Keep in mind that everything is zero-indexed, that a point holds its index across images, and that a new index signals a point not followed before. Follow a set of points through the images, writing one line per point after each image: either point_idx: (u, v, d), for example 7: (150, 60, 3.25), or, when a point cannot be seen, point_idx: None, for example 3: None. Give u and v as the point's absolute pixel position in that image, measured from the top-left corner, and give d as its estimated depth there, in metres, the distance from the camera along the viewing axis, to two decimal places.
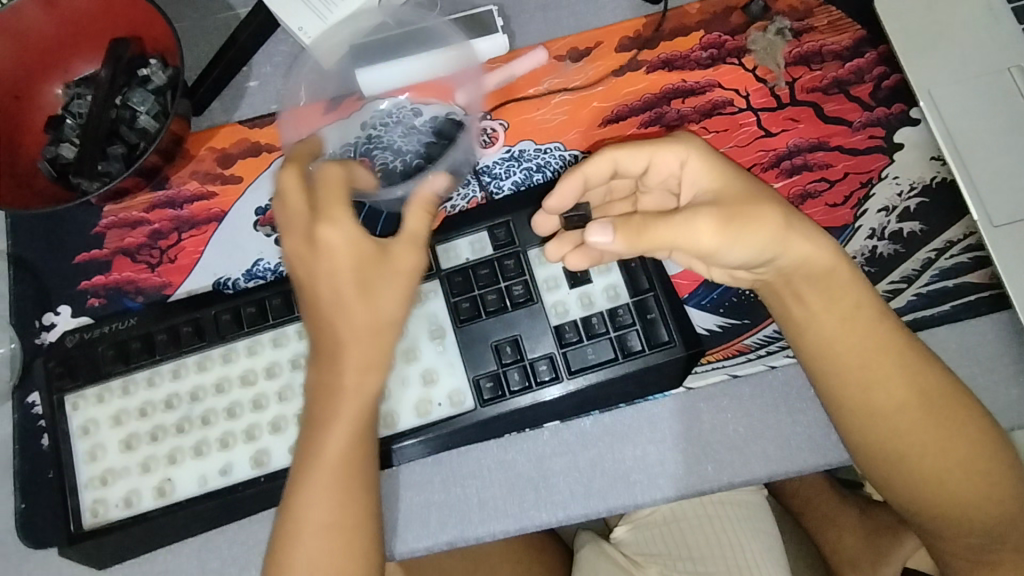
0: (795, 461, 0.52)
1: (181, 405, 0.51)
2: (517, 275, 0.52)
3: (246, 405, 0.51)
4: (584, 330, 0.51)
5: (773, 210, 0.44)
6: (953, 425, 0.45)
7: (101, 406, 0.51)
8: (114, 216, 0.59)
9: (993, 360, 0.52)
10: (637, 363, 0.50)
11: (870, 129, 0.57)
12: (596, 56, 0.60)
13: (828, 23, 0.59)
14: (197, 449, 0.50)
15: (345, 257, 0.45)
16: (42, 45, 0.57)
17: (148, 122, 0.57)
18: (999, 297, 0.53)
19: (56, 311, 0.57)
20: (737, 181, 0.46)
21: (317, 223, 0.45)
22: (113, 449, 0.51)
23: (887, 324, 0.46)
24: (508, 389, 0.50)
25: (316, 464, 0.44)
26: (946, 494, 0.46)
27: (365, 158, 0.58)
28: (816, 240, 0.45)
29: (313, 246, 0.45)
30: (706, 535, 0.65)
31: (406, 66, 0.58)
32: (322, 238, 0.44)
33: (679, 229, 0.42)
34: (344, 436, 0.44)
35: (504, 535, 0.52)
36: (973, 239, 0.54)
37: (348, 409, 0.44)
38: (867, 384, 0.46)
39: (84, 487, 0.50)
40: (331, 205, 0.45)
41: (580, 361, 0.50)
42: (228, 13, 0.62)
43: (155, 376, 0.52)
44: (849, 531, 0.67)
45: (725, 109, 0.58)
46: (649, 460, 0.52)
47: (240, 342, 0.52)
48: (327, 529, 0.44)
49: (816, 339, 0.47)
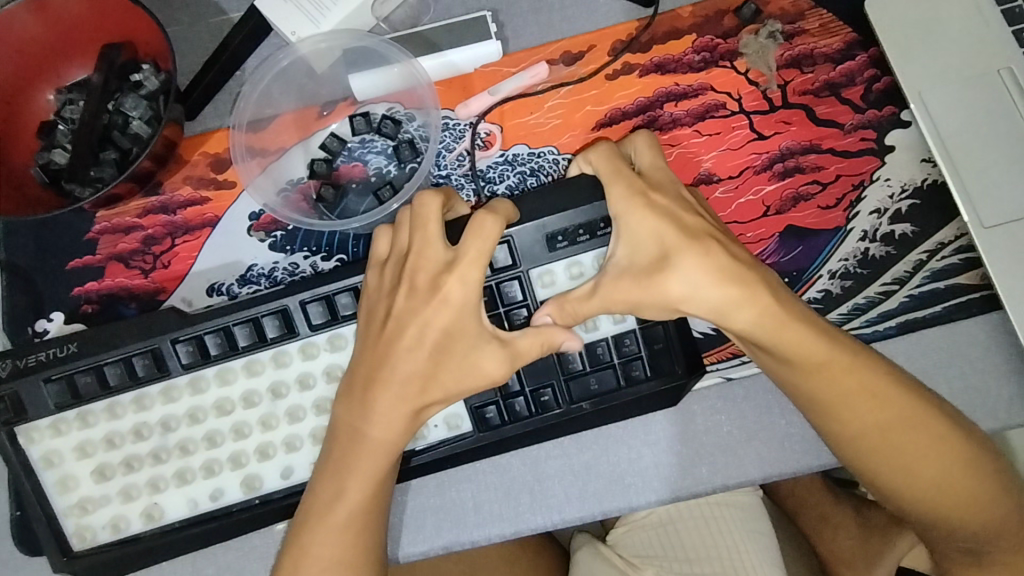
0: (789, 463, 0.52)
1: (152, 435, 0.50)
2: (522, 300, 0.49)
3: (226, 433, 0.50)
4: (588, 360, 0.49)
5: (680, 281, 0.45)
6: (922, 444, 0.45)
7: (60, 437, 0.50)
8: (106, 222, 0.59)
9: (985, 361, 0.53)
10: (639, 391, 0.49)
11: (861, 132, 0.57)
12: (588, 60, 0.60)
13: (820, 25, 0.59)
14: (180, 477, 0.50)
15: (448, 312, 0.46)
16: (32, 50, 0.56)
17: (141, 128, 0.57)
18: (990, 298, 0.53)
19: (49, 318, 0.57)
20: (654, 233, 0.46)
21: (448, 274, 0.46)
22: (86, 480, 0.50)
23: (845, 357, 0.45)
24: (509, 416, 0.49)
25: (332, 505, 0.45)
26: (939, 513, 0.46)
27: (360, 162, 0.60)
28: (745, 297, 0.44)
29: (433, 290, 0.46)
30: (702, 534, 0.67)
31: (368, 81, 0.58)
32: (446, 289, 0.45)
33: (607, 298, 0.46)
34: (359, 486, 0.45)
35: (499, 539, 0.52)
36: (963, 241, 0.54)
37: (366, 457, 0.45)
38: (836, 416, 0.46)
39: (64, 515, 0.49)
40: (469, 260, 0.45)
41: (582, 389, 0.49)
42: (221, 17, 0.61)
43: (115, 407, 0.50)
44: (844, 531, 0.69)
45: (717, 112, 0.58)
46: (644, 462, 0.52)
47: (208, 371, 0.50)
48: (334, 566, 0.45)
49: (781, 370, 0.46)
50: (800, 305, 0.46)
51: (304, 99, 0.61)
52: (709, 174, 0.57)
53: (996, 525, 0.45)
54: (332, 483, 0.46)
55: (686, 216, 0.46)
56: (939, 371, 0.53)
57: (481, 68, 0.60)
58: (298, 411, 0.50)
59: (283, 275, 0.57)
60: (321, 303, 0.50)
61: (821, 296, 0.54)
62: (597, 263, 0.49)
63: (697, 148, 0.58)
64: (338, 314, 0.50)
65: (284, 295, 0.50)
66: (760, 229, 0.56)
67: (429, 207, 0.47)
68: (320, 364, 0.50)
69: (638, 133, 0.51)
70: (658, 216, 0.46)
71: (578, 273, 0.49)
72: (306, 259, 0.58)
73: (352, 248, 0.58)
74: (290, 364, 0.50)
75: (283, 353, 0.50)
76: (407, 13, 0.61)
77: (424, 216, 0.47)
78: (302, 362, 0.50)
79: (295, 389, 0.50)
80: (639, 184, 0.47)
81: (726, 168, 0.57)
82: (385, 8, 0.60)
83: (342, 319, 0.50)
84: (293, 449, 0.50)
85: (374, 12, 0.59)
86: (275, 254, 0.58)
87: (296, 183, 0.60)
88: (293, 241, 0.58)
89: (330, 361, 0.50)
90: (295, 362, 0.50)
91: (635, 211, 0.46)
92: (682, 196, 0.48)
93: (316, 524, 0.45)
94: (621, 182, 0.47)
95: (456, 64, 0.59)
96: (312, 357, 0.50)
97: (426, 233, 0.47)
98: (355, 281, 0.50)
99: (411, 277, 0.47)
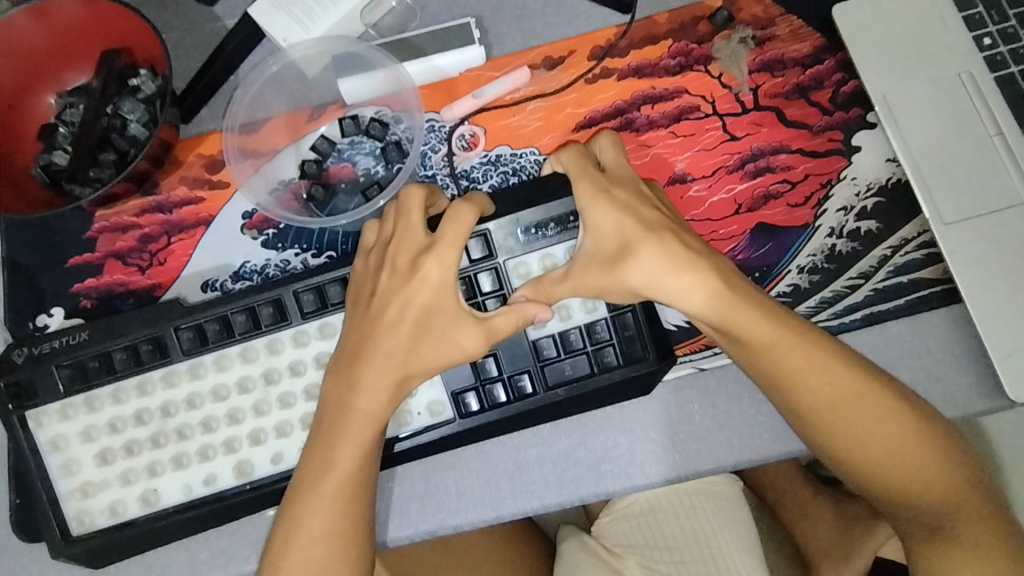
0: (759, 450, 0.54)
1: (153, 419, 0.52)
2: (495, 289, 0.51)
3: (221, 419, 0.52)
4: (562, 346, 0.51)
5: (639, 267, 0.48)
6: (876, 419, 0.48)
7: (68, 422, 0.52)
8: (105, 221, 0.61)
9: (946, 352, 0.55)
10: (612, 378, 0.51)
11: (829, 133, 0.60)
12: (568, 65, 0.62)
13: (790, 31, 0.62)
14: (177, 461, 0.52)
15: (427, 294, 0.48)
16: (34, 56, 0.59)
17: (139, 130, 0.59)
18: (952, 291, 0.56)
19: (49, 313, 0.59)
20: (614, 225, 0.49)
21: (427, 254, 0.48)
22: (89, 464, 0.52)
23: (797, 337, 0.48)
24: (488, 402, 0.52)
25: (323, 476, 0.47)
26: (901, 490, 0.49)
27: (349, 163, 0.62)
28: (704, 287, 0.47)
29: (412, 270, 0.49)
30: (681, 524, 0.69)
31: (357, 84, 0.61)
32: (425, 269, 0.48)
33: (575, 284, 0.49)
34: (348, 457, 0.47)
35: (482, 523, 0.54)
36: (926, 237, 0.57)
37: (353, 428, 0.47)
38: (794, 395, 0.48)
39: (66, 498, 0.52)
40: (447, 243, 0.48)
41: (557, 375, 0.51)
42: (215, 24, 0.64)
43: (120, 392, 0.52)
44: (823, 519, 0.71)
45: (692, 115, 0.61)
46: (620, 450, 0.55)
47: (206, 357, 0.53)
48: (323, 536, 0.47)
49: (743, 352, 0.49)
50: (754, 290, 0.49)
51: (295, 103, 0.63)
52: (683, 173, 0.60)
53: (950, 494, 0.49)
54: (321, 456, 0.48)
55: (644, 208, 0.50)
56: (903, 361, 0.55)
57: (464, 73, 0.63)
58: (288, 398, 0.52)
59: (275, 272, 0.60)
60: (313, 292, 0.53)
61: (790, 290, 0.57)
62: (567, 256, 0.51)
63: (672, 149, 0.60)
64: (328, 302, 0.53)
65: (282, 284, 0.53)
66: (732, 226, 0.58)
67: (413, 197, 0.50)
68: (309, 356, 0.52)
69: (602, 134, 0.54)
70: (617, 210, 0.49)
71: (551, 265, 0.51)
72: (296, 256, 0.60)
73: (340, 245, 0.60)
74: (283, 351, 0.52)
75: (277, 341, 0.53)
76: (395, 20, 0.64)
77: (405, 206, 0.50)
78: (294, 349, 0.52)
79: (287, 375, 0.52)
80: (601, 180, 0.50)
81: (700, 168, 0.60)
82: (373, 15, 0.62)
83: (331, 308, 0.53)
84: (283, 434, 0.52)
85: (363, 20, 0.62)
86: (267, 251, 0.60)
87: (287, 183, 0.62)
88: (284, 239, 0.60)
89: (320, 348, 0.52)
90: (287, 350, 0.52)
91: (595, 207, 0.50)
92: (642, 193, 0.51)
93: (306, 495, 0.48)
94: (587, 182, 0.50)
95: (441, 68, 0.62)
96: (304, 344, 0.52)
97: (408, 220, 0.50)
98: (343, 271, 0.53)
99: (392, 259, 0.50)
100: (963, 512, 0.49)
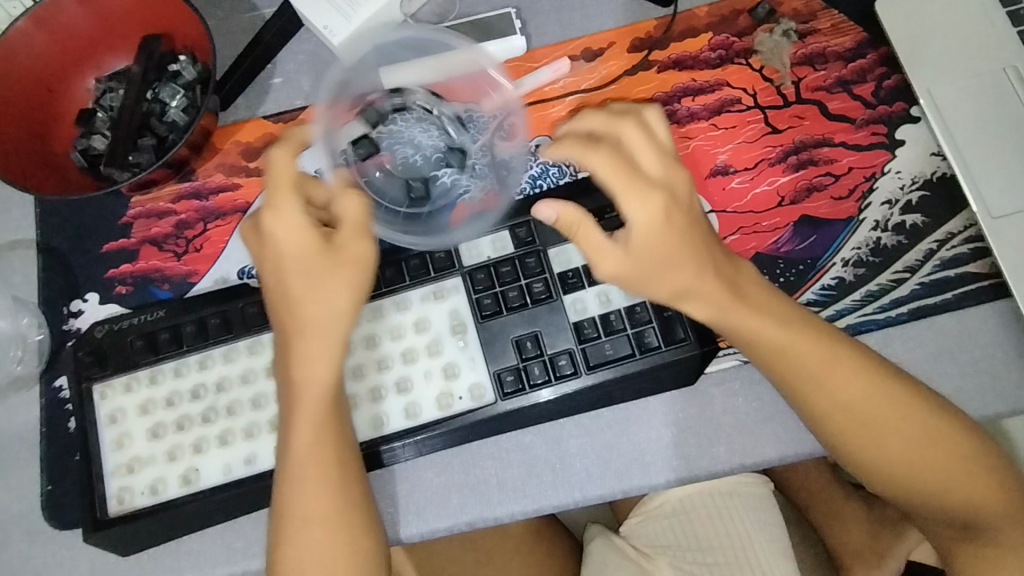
0: (805, 444, 0.53)
1: (207, 395, 0.52)
2: (537, 273, 0.54)
3: (271, 396, 0.52)
4: (602, 326, 0.52)
5: (665, 284, 0.45)
6: (894, 421, 0.47)
7: (129, 395, 0.53)
8: (140, 207, 0.61)
9: (995, 347, 0.54)
10: (654, 360, 0.51)
11: (872, 127, 0.59)
12: (609, 56, 0.62)
13: (831, 25, 0.62)
14: (223, 439, 0.51)
15: (308, 247, 0.46)
16: (75, 41, 0.59)
17: (178, 116, 0.59)
18: (999, 286, 0.55)
19: (84, 298, 0.59)
20: (668, 246, 0.44)
21: (264, 211, 0.46)
22: (140, 438, 0.52)
23: (815, 342, 0.47)
24: (529, 382, 0.52)
25: (287, 461, 0.47)
26: (930, 487, 0.48)
27: (386, 153, 0.58)
28: (721, 300, 0.46)
29: (269, 232, 0.46)
30: (716, 526, 0.67)
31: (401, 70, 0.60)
32: (270, 228, 0.46)
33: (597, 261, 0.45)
34: (305, 430, 0.46)
35: (522, 515, 0.53)
36: (972, 231, 0.56)
37: (303, 398, 0.46)
38: (811, 402, 0.47)
39: (111, 474, 0.51)
40: (275, 191, 0.46)
41: (598, 356, 0.52)
42: (254, 13, 0.64)
43: (182, 367, 0.53)
44: (854, 522, 0.70)
45: (733, 107, 0.60)
46: (663, 442, 0.54)
47: (266, 334, 0.53)
48: (305, 521, 0.46)
49: (762, 357, 0.47)
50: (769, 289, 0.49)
51: None
52: (725, 166, 0.59)
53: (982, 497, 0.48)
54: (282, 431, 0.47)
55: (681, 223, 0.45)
56: (950, 356, 0.54)
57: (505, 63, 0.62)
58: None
59: None
60: None
61: (835, 284, 0.56)
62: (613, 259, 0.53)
63: (714, 141, 0.60)
64: (380, 284, 0.54)
65: None
66: (775, 219, 0.58)
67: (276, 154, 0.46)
68: (358, 336, 0.53)
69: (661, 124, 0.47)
70: (672, 234, 0.44)
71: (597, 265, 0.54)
72: None
73: None
74: None
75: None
76: (433, 11, 0.64)
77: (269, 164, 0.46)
78: None
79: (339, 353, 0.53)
80: (657, 197, 0.44)
81: (742, 161, 0.59)
82: (413, 5, 0.62)
83: (385, 289, 0.54)
84: None
85: (402, 10, 0.61)
86: None
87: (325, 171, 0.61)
88: None
89: (370, 330, 0.53)
90: None
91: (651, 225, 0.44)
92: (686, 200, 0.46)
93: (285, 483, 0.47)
94: (636, 199, 0.44)
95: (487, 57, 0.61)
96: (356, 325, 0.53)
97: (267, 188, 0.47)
98: (399, 257, 0.55)
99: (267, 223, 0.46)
100: (993, 507, 0.48)
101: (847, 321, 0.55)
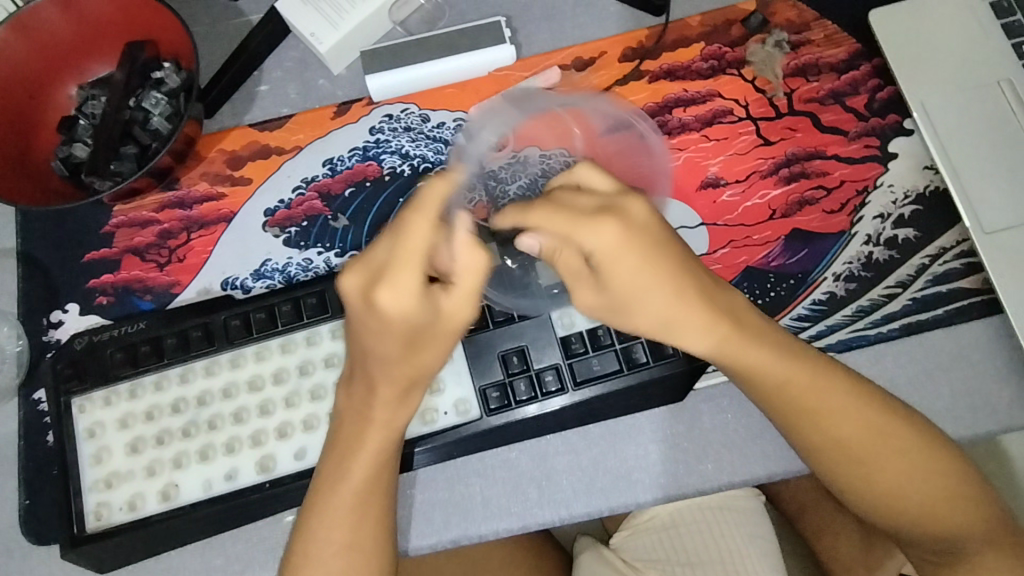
0: (794, 462, 0.53)
1: (188, 409, 0.52)
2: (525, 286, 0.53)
3: (253, 410, 0.51)
4: (589, 341, 0.51)
5: (641, 318, 0.42)
6: (881, 446, 0.46)
7: (108, 409, 0.52)
8: (123, 216, 0.60)
9: (986, 363, 0.54)
10: (643, 376, 0.51)
11: (865, 139, 0.59)
12: (600, 66, 0.61)
13: (824, 36, 0.61)
14: (203, 454, 0.50)
15: (418, 318, 0.40)
16: (57, 47, 0.58)
17: (161, 124, 0.58)
18: (991, 302, 0.54)
19: (64, 308, 0.58)
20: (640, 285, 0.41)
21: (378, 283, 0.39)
22: (118, 453, 0.51)
23: (814, 371, 0.46)
24: (515, 398, 0.51)
25: (336, 487, 0.45)
26: (913, 510, 0.47)
27: (375, 161, 0.60)
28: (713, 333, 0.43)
29: (375, 307, 0.39)
30: (706, 540, 0.66)
31: (395, 77, 0.60)
32: (382, 304, 0.39)
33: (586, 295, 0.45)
34: (364, 464, 0.45)
35: (507, 533, 0.52)
36: (965, 246, 0.55)
37: (372, 438, 0.44)
38: (807, 428, 0.47)
39: (88, 490, 0.50)
40: (401, 266, 0.38)
41: (586, 372, 0.51)
42: (240, 19, 0.63)
43: (162, 380, 0.52)
44: (846, 535, 0.67)
45: (725, 118, 0.60)
46: (651, 459, 0.53)
47: (248, 347, 0.53)
48: (345, 548, 0.46)
49: (768, 387, 0.46)
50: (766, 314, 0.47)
51: (319, 100, 0.62)
52: (717, 177, 0.58)
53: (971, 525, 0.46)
54: (336, 461, 0.46)
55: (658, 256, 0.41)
56: (941, 372, 0.54)
57: (493, 72, 0.61)
58: (320, 390, 0.51)
59: (297, 271, 0.58)
60: None
61: (826, 298, 0.56)
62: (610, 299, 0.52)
63: (705, 153, 0.59)
64: None
65: (327, 280, 0.54)
66: (766, 232, 0.57)
67: (414, 219, 0.38)
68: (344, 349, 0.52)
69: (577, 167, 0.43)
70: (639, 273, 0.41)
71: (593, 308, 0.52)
72: (319, 254, 0.58)
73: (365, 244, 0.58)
74: (321, 343, 0.52)
75: (315, 333, 0.53)
76: (423, 19, 0.63)
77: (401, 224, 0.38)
78: (332, 341, 0.52)
79: (322, 366, 0.52)
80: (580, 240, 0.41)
81: (734, 173, 0.58)
82: (401, 12, 0.62)
83: None
84: (311, 429, 0.51)
85: (391, 17, 0.61)
86: (289, 249, 0.58)
87: (309, 182, 0.60)
88: (306, 237, 0.59)
89: None
90: (326, 341, 0.52)
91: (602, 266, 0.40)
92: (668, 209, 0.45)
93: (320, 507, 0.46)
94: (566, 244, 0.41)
95: (480, 66, 0.61)
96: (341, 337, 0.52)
97: (391, 240, 0.39)
98: None
99: (378, 295, 0.39)
100: (977, 533, 0.46)
101: (838, 336, 0.55)
